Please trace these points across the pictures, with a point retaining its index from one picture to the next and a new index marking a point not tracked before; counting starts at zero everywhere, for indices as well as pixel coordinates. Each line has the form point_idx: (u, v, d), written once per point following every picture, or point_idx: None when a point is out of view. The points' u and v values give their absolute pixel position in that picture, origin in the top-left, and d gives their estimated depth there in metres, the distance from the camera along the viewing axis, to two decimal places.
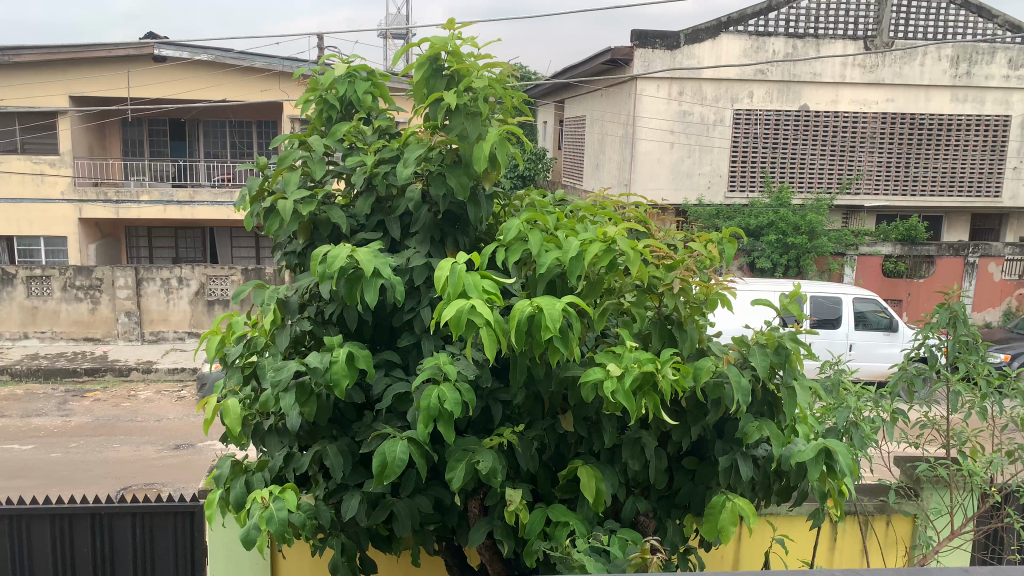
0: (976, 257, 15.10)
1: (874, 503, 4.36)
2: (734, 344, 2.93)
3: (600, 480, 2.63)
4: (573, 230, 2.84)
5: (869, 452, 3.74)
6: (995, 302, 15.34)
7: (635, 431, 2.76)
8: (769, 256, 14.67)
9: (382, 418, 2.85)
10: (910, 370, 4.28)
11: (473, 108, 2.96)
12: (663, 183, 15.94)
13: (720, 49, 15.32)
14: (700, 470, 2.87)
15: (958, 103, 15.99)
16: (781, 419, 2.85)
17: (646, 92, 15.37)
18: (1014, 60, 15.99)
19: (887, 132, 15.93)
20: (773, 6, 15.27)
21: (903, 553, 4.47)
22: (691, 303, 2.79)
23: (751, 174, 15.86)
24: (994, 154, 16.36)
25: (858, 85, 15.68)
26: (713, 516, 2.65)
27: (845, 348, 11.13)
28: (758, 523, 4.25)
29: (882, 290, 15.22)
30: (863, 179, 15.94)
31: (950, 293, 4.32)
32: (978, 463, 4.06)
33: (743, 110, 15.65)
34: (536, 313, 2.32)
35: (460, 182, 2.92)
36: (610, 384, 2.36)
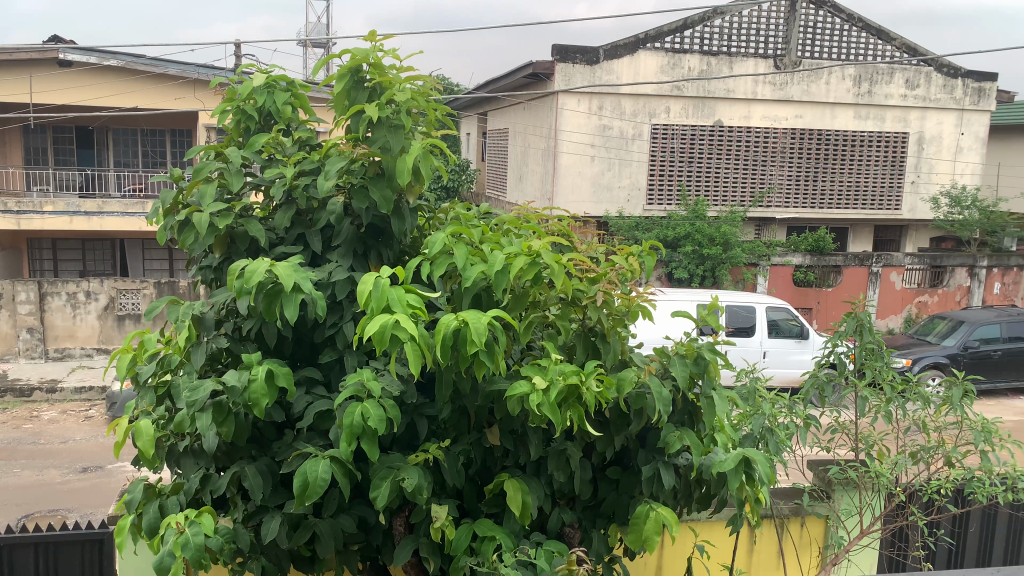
0: (880, 267, 15.80)
1: (789, 506, 4.52)
2: (656, 355, 2.99)
3: (526, 492, 2.63)
4: (498, 244, 2.84)
5: (784, 458, 3.88)
6: (898, 310, 16.05)
7: (560, 442, 2.78)
8: (686, 266, 15.00)
9: (303, 437, 2.79)
10: (821, 376, 4.49)
11: (395, 121, 2.94)
12: (584, 196, 16.15)
13: (639, 65, 15.63)
14: (624, 479, 2.92)
15: (860, 121, 16.84)
16: (700, 428, 2.91)
17: (567, 105, 15.52)
18: (912, 81, 16.87)
19: (795, 147, 16.69)
20: (688, 24, 15.70)
21: (816, 554, 4.62)
22: (613, 314, 2.86)
23: (668, 188, 16.33)
24: (894, 168, 17.25)
25: (769, 102, 16.35)
26: (638, 526, 2.69)
27: (760, 355, 11.50)
28: (680, 531, 4.35)
29: (792, 298, 15.75)
30: (774, 193, 16.62)
31: (857, 302, 4.54)
32: (884, 464, 4.27)
33: (660, 124, 16.07)
34: (462, 327, 2.31)
35: (384, 195, 2.88)
36: (536, 397, 2.37)
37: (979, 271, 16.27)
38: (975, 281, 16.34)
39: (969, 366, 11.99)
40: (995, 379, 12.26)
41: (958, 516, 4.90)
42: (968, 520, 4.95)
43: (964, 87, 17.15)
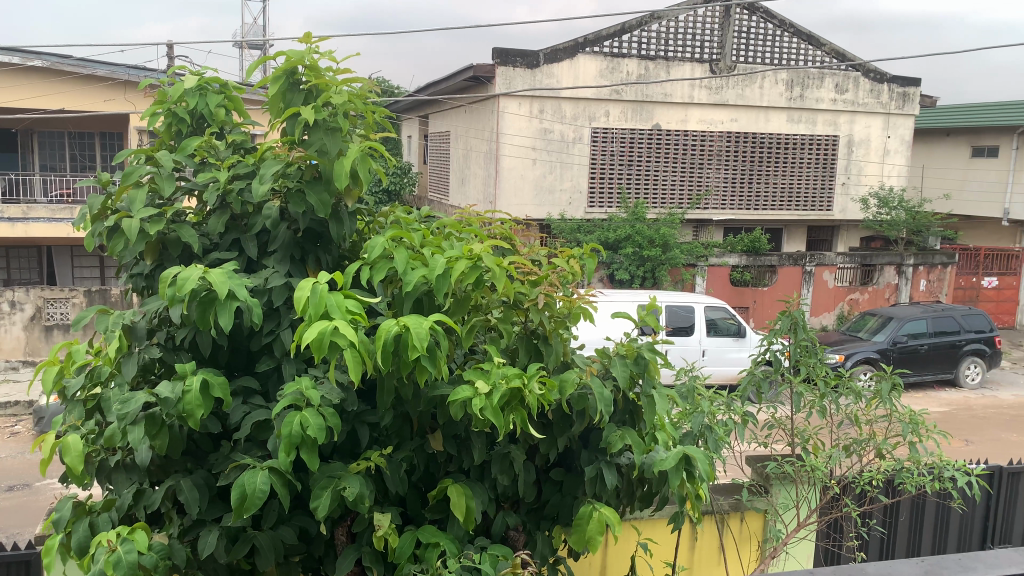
0: (813, 266, 16.28)
1: (728, 501, 4.61)
2: (597, 356, 3.02)
3: (470, 497, 2.62)
4: (439, 247, 2.82)
5: (723, 454, 3.96)
6: (830, 307, 16.55)
7: (504, 445, 2.78)
8: (627, 268, 15.14)
9: (240, 448, 2.73)
10: (758, 373, 4.60)
11: (332, 123, 2.90)
12: (526, 199, 16.19)
13: (578, 69, 15.78)
14: (567, 480, 2.93)
15: (793, 124, 17.33)
16: (642, 427, 2.94)
17: (508, 109, 15.56)
18: (841, 86, 17.42)
19: (731, 149, 17.08)
20: (626, 29, 15.89)
21: (756, 548, 4.72)
22: (555, 316, 2.87)
23: (608, 191, 16.51)
24: (826, 170, 17.80)
25: (705, 106, 16.69)
26: (581, 527, 2.70)
27: (699, 353, 11.72)
28: (623, 530, 4.40)
29: (729, 297, 15.98)
30: (711, 195, 17.00)
31: (791, 300, 4.66)
32: (819, 458, 4.40)
33: (600, 128, 16.24)
34: (403, 332, 2.29)
35: (321, 199, 2.83)
36: (478, 401, 2.36)
37: (906, 269, 16.89)
38: (902, 278, 16.96)
39: (898, 361, 12.44)
40: (922, 372, 12.75)
41: (889, 506, 5.08)
42: (899, 510, 5.12)
43: (890, 92, 17.78)
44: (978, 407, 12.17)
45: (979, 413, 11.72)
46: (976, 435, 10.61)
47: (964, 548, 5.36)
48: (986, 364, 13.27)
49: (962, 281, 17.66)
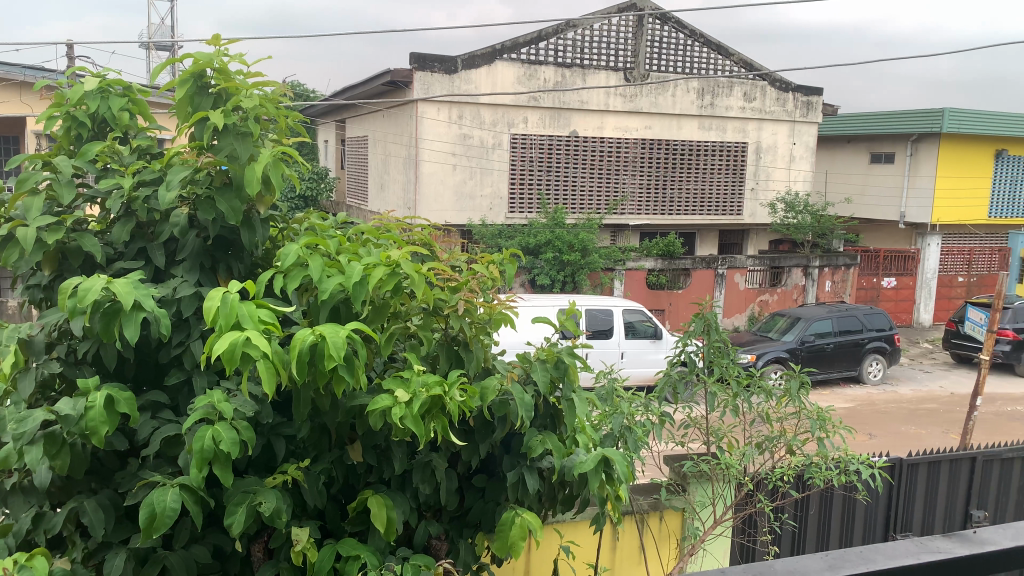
0: (725, 269, 16.80)
1: (647, 501, 4.70)
2: (518, 361, 3.02)
3: (391, 508, 2.59)
4: (356, 254, 2.77)
5: (642, 454, 4.04)
6: (742, 309, 17.13)
7: (425, 454, 2.75)
8: (548, 273, 15.27)
9: (149, 466, 2.61)
10: (674, 375, 4.72)
11: (243, 128, 2.82)
12: (446, 204, 16.15)
13: (496, 76, 15.85)
14: (489, 487, 2.93)
15: (705, 132, 17.88)
16: (562, 431, 2.96)
17: (426, 114, 15.49)
18: (749, 94, 18.07)
19: (646, 156, 17.49)
20: (542, 37, 16.06)
21: (675, 546, 4.83)
22: (475, 323, 2.86)
23: (528, 197, 16.64)
24: (736, 176, 18.41)
25: (620, 113, 17.02)
26: (504, 533, 2.70)
27: (617, 356, 11.93)
28: (546, 534, 4.43)
29: (646, 301, 16.43)
30: (627, 201, 17.36)
31: (704, 303, 4.79)
32: (734, 456, 4.55)
33: (519, 134, 16.36)
34: (319, 342, 2.24)
35: (231, 206, 2.74)
36: (398, 410, 2.33)
37: (812, 271, 17.65)
38: (808, 280, 17.71)
39: (805, 359, 12.98)
40: (828, 370, 13.33)
41: (800, 501, 5.28)
42: (809, 504, 5.33)
43: (795, 100, 18.54)
44: (881, 402, 12.78)
45: (880, 408, 12.33)
46: (879, 429, 11.15)
47: (869, 540, 5.62)
48: (887, 361, 13.96)
49: (864, 282, 18.54)
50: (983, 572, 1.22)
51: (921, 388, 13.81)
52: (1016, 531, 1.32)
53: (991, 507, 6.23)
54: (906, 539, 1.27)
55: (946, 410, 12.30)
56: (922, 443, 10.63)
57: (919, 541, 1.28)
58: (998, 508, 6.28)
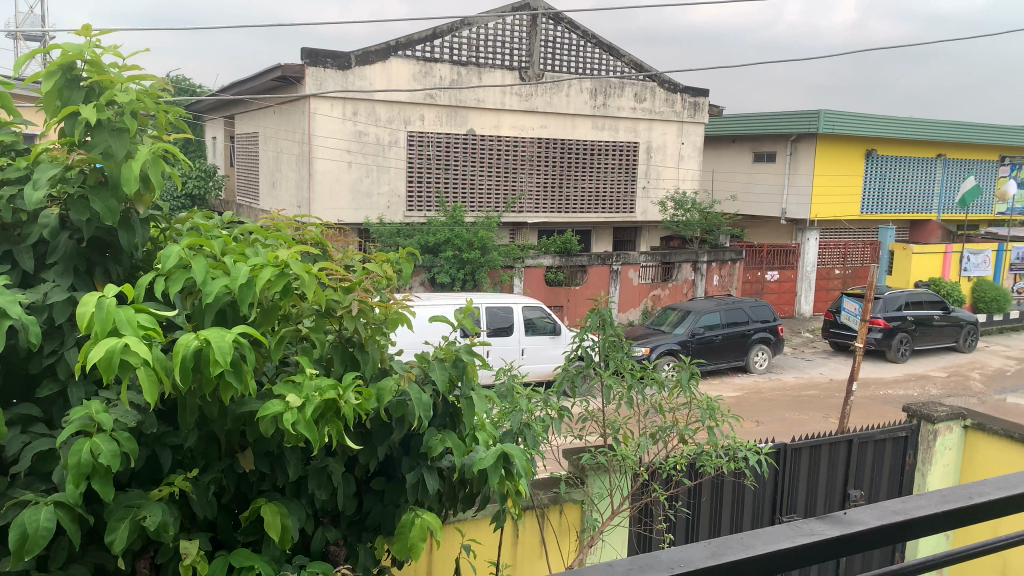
0: (620, 265, 17.20)
1: (548, 496, 4.75)
2: (415, 361, 3.00)
3: (285, 515, 2.52)
4: (244, 254, 2.68)
5: (541, 449, 4.09)
6: (636, 303, 17.60)
7: (320, 459, 2.69)
8: (448, 271, 15.20)
9: (20, 484, 2.44)
10: (572, 369, 4.80)
11: (118, 123, 2.67)
12: (342, 203, 15.82)
13: (390, 72, 15.67)
14: (388, 489, 2.88)
15: (598, 131, 18.27)
16: (462, 430, 2.95)
17: (319, 110, 15.17)
18: (639, 95, 18.58)
19: (542, 155, 17.74)
20: (437, 34, 15.96)
21: (575, 538, 4.91)
22: (371, 323, 2.82)
23: (426, 195, 16.53)
24: (629, 175, 18.90)
25: (516, 112, 17.18)
26: (403, 535, 2.68)
27: (517, 352, 12.04)
28: (447, 534, 4.42)
29: (544, 298, 16.64)
30: (524, 199, 17.55)
31: (599, 299, 4.91)
32: (630, 447, 4.68)
33: (416, 132, 16.23)
34: (204, 346, 2.15)
35: (107, 206, 2.59)
36: (290, 415, 2.27)
37: (701, 266, 18.32)
38: (697, 274, 18.39)
39: (696, 351, 13.48)
40: (717, 361, 13.88)
41: (692, 488, 5.47)
42: (701, 491, 5.54)
43: (683, 102, 19.21)
44: (767, 390, 13.41)
45: (767, 396, 12.93)
46: (765, 416, 11.69)
47: (757, 524, 5.90)
48: (771, 351, 14.66)
49: (749, 275, 19.39)
50: (851, 549, 1.32)
51: (803, 375, 14.60)
52: (881, 510, 1.42)
53: (866, 486, 6.64)
54: (783, 522, 1.33)
55: (825, 396, 13.04)
56: (804, 428, 11.23)
57: (794, 524, 1.35)
58: (873, 487, 6.70)
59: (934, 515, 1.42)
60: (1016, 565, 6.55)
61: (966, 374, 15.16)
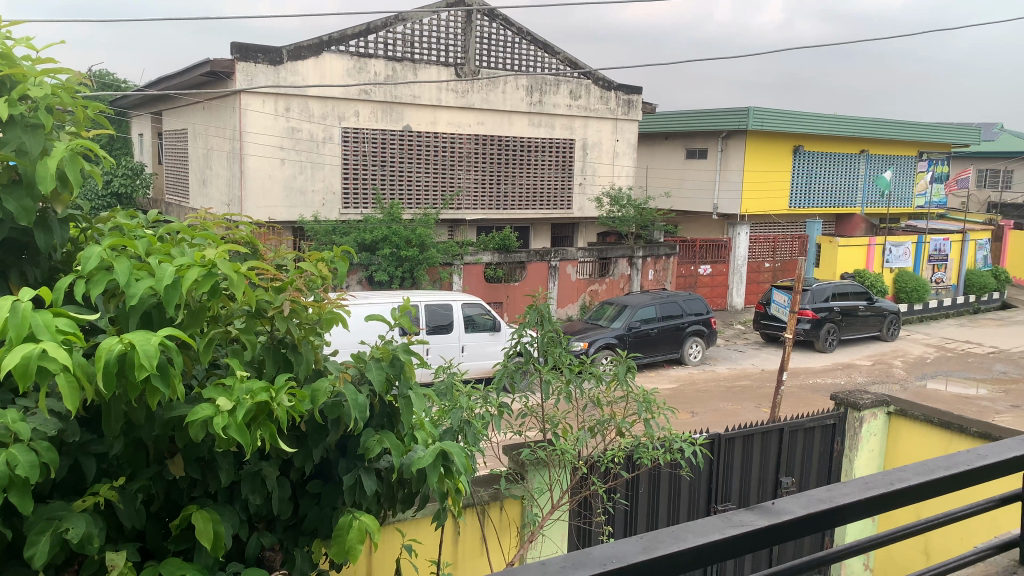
0: (558, 261, 17.31)
1: (488, 492, 4.75)
2: (351, 362, 2.95)
3: (218, 522, 2.45)
4: (169, 254, 2.60)
5: (481, 446, 4.09)
6: (574, 299, 17.75)
7: (254, 463, 2.62)
8: (385, 269, 15.03)
9: None
10: (511, 366, 4.81)
11: (33, 120, 2.56)
12: (274, 200, 15.51)
13: (323, 67, 15.43)
14: (325, 492, 2.82)
15: (535, 128, 18.35)
16: (400, 429, 2.90)
17: (251, 106, 14.82)
18: (575, 93, 18.72)
19: (480, 151, 17.73)
20: (371, 29, 15.77)
21: (515, 533, 4.92)
22: (304, 324, 2.76)
23: (362, 192, 16.33)
24: (565, 171, 19.03)
25: (452, 108, 17.11)
26: (340, 538, 2.63)
27: (457, 350, 12.01)
28: (387, 534, 4.38)
29: (484, 294, 16.63)
30: (462, 196, 17.50)
31: (537, 294, 4.93)
32: (569, 441, 4.73)
33: (350, 128, 15.99)
34: (128, 350, 2.08)
35: (22, 205, 2.47)
36: (220, 419, 2.22)
37: (637, 261, 18.58)
38: (633, 269, 18.65)
39: (632, 345, 13.68)
40: (653, 354, 14.12)
41: (631, 480, 5.55)
42: (639, 484, 5.63)
43: (617, 99, 19.43)
44: (701, 381, 13.71)
45: (702, 387, 13.21)
46: (700, 407, 11.95)
47: (693, 514, 6.02)
48: (704, 343, 14.96)
49: (683, 270, 19.76)
50: (779, 539, 1.35)
51: (736, 366, 14.95)
52: (807, 500, 1.45)
53: (797, 473, 6.85)
54: (714, 514, 1.36)
55: (757, 386, 13.41)
56: (738, 418, 11.50)
57: (724, 517, 1.38)
58: (803, 474, 6.90)
59: (857, 502, 1.47)
60: (937, 546, 6.80)
61: (889, 362, 15.77)
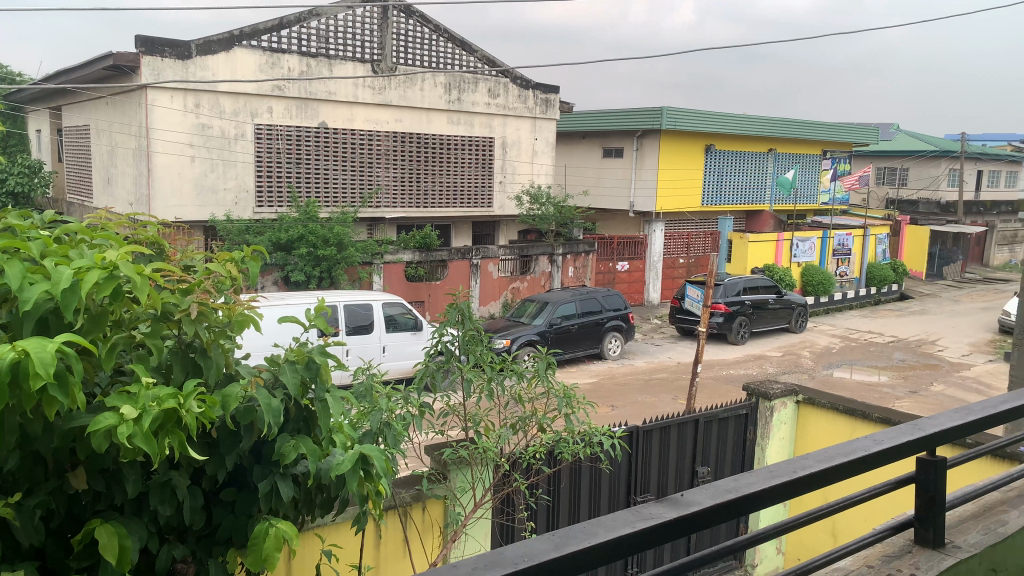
0: (479, 259, 17.30)
1: (410, 493, 4.71)
2: (265, 365, 2.86)
3: (124, 536, 2.35)
4: (67, 256, 2.46)
5: (402, 448, 4.05)
6: (496, 297, 17.80)
7: (162, 473, 2.52)
8: (302, 269, 14.69)
9: None
10: (432, 366, 4.79)
11: None
12: (185, 200, 15.00)
13: (234, 62, 15.00)
14: (239, 500, 2.73)
15: (454, 126, 18.30)
16: (317, 433, 2.83)
17: (158, 102, 14.25)
18: (493, 91, 18.76)
19: (398, 149, 17.55)
20: (284, 24, 15.42)
21: (438, 534, 4.90)
22: (213, 327, 2.67)
23: (277, 190, 15.95)
24: (485, 169, 19.06)
25: (369, 105, 16.89)
26: (256, 547, 2.56)
27: (378, 350, 11.87)
28: (307, 540, 4.31)
29: (405, 294, 16.49)
30: (381, 194, 17.30)
31: (458, 293, 4.92)
32: (490, 439, 4.75)
33: (263, 124, 15.60)
34: (22, 359, 1.97)
35: None
36: (125, 429, 2.13)
37: (557, 258, 18.76)
38: (554, 267, 18.83)
39: (553, 341, 13.81)
40: (574, 350, 14.30)
41: (552, 475, 5.61)
42: (560, 478, 5.69)
43: (535, 98, 19.59)
44: (620, 375, 13.97)
45: (621, 381, 13.47)
46: (620, 400, 12.18)
47: (613, 507, 6.13)
48: (623, 338, 15.23)
49: (602, 266, 20.08)
50: (687, 530, 1.39)
51: (653, 360, 15.29)
52: (715, 491, 1.50)
53: (713, 463, 7.05)
54: (624, 508, 1.39)
55: (673, 379, 13.76)
56: (656, 410, 11.77)
57: (636, 509, 1.41)
58: (718, 463, 7.11)
59: (762, 491, 1.52)
60: (843, 527, 7.11)
61: (797, 353, 16.42)
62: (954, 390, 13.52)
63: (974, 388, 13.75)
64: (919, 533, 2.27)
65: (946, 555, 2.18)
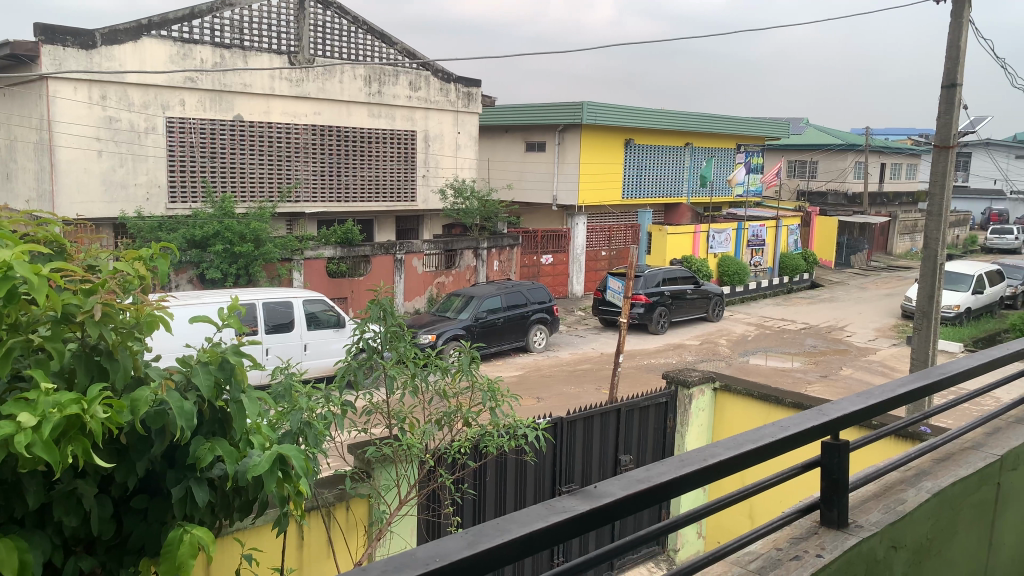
0: (402, 254, 17.14)
1: (333, 493, 4.64)
2: (176, 366, 2.76)
3: (25, 549, 2.24)
4: None
5: (324, 448, 3.98)
6: (421, 291, 17.70)
7: (66, 481, 2.40)
8: (218, 266, 14.26)
9: None
10: (354, 362, 4.71)
11: None
12: (92, 195, 14.35)
13: (143, 53, 14.44)
14: (152, 507, 2.62)
15: (374, 119, 18.07)
16: (233, 435, 2.75)
17: (60, 94, 13.61)
18: (414, 84, 18.62)
19: (317, 143, 17.20)
20: (196, 14, 14.91)
21: (362, 534, 4.85)
22: (120, 328, 2.55)
23: (190, 185, 15.41)
24: (407, 163, 18.91)
25: (287, 98, 16.51)
26: (169, 554, 2.47)
27: (300, 349, 11.64)
28: (226, 544, 4.23)
29: (327, 290, 16.19)
30: (301, 188, 16.91)
31: (380, 289, 4.84)
32: (415, 435, 4.72)
33: (176, 118, 15.04)
34: None
35: None
36: (23, 438, 2.02)
37: (482, 252, 18.75)
38: (479, 260, 18.82)
39: (478, 334, 13.82)
40: (499, 344, 14.33)
41: (477, 470, 5.63)
42: (485, 472, 5.71)
43: (456, 91, 19.56)
44: (545, 367, 14.09)
45: (546, 373, 13.59)
46: (545, 392, 12.29)
47: (539, 498, 6.19)
48: (547, 330, 15.35)
49: (526, 260, 20.23)
50: (602, 520, 1.40)
51: (577, 351, 15.47)
52: (627, 481, 1.52)
53: (635, 450, 7.20)
54: (537, 503, 1.40)
55: (596, 369, 13.97)
56: (579, 401, 11.93)
57: (549, 503, 1.42)
58: (640, 450, 7.26)
59: (675, 480, 1.55)
60: (760, 509, 7.38)
61: (715, 341, 16.89)
62: (861, 373, 14.20)
63: (879, 370, 14.48)
64: (825, 515, 2.37)
65: (850, 535, 2.27)
